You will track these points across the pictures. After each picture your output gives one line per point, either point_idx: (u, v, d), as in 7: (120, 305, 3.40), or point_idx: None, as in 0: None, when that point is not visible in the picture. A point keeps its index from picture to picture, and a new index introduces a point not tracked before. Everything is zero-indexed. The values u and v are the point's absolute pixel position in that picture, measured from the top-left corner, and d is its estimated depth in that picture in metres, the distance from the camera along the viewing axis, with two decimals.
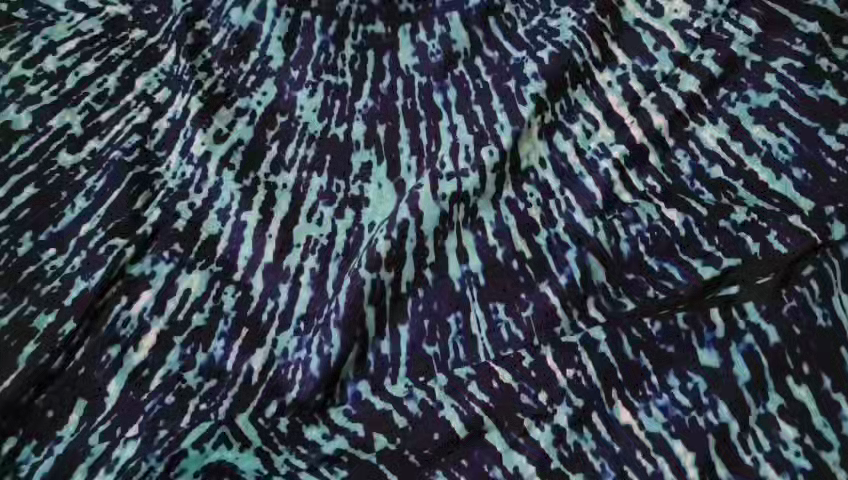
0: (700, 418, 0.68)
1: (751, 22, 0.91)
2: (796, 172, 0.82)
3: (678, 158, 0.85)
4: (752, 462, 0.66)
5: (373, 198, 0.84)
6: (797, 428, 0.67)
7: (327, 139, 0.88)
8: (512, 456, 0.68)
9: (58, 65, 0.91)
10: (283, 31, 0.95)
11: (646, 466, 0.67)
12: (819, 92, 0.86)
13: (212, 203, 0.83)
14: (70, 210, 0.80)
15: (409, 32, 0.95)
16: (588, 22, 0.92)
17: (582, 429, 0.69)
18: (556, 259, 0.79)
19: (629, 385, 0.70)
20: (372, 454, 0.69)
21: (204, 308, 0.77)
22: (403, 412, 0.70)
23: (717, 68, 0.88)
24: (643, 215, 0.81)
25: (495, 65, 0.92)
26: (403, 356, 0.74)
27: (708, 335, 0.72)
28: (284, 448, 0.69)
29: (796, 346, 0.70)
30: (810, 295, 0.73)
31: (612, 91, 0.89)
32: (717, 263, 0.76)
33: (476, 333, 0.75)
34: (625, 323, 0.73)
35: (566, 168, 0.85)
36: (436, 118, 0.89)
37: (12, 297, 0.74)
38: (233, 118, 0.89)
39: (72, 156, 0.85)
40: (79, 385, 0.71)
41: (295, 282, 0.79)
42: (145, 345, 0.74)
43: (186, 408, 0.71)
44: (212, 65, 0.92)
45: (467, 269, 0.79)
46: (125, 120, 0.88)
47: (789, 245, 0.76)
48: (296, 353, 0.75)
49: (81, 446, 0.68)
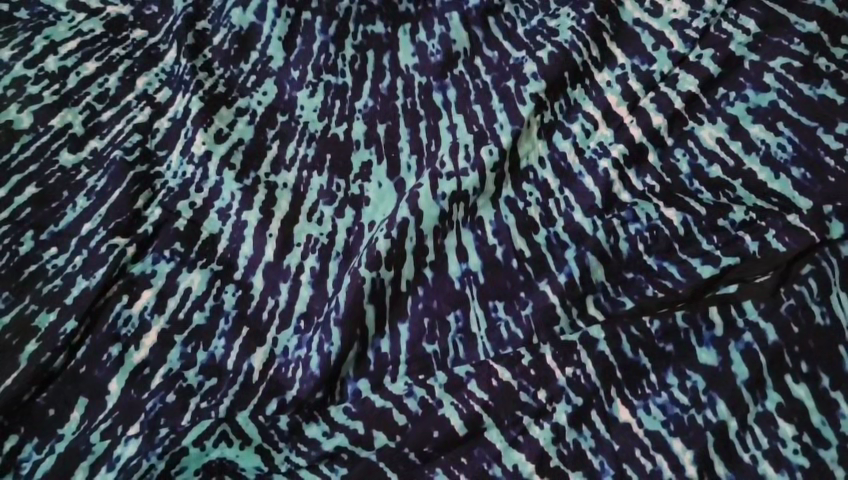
0: (699, 417, 0.68)
1: (749, 22, 0.91)
2: (795, 171, 0.82)
3: (677, 157, 0.86)
4: (750, 460, 0.66)
5: (373, 197, 0.84)
6: (795, 427, 0.67)
7: (328, 138, 0.88)
8: (511, 454, 0.68)
9: (59, 65, 0.91)
10: (283, 31, 0.95)
11: (645, 464, 0.67)
12: (817, 91, 0.86)
13: (212, 202, 0.83)
14: (72, 210, 0.81)
15: (408, 32, 0.96)
16: (587, 22, 0.92)
17: (582, 428, 0.69)
18: (555, 258, 0.79)
19: (628, 384, 0.70)
20: (372, 452, 0.69)
21: (205, 307, 0.77)
22: (403, 410, 0.71)
23: (716, 68, 0.89)
24: (642, 214, 0.81)
25: (494, 65, 0.92)
26: (403, 355, 0.75)
27: (707, 333, 0.72)
28: (284, 446, 0.70)
29: (794, 345, 0.71)
30: (809, 294, 0.73)
31: (610, 90, 0.89)
32: (715, 263, 0.77)
33: (476, 331, 0.76)
34: (624, 323, 0.73)
35: (566, 167, 0.85)
36: (436, 118, 0.89)
37: (13, 296, 0.74)
38: (234, 118, 0.89)
39: (73, 156, 0.85)
40: (79, 384, 0.71)
41: (295, 281, 0.79)
42: (146, 344, 0.74)
43: (186, 406, 0.71)
44: (213, 64, 0.93)
45: (467, 268, 0.79)
46: (126, 119, 0.88)
47: (788, 245, 0.77)
48: (297, 351, 0.75)
49: (82, 444, 0.68)
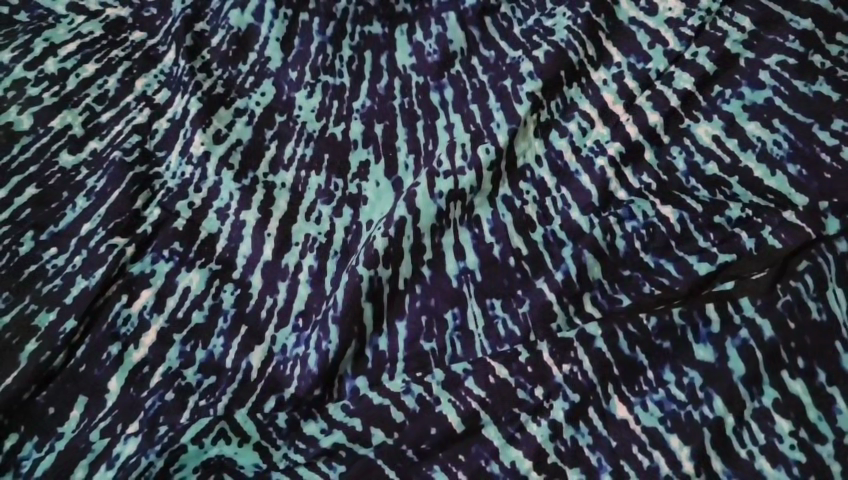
0: (695, 412, 0.68)
1: (745, 19, 0.92)
2: (791, 167, 0.83)
3: (674, 154, 0.86)
4: (746, 456, 0.66)
5: (371, 196, 0.85)
6: (792, 422, 0.67)
7: (325, 138, 0.89)
8: (509, 450, 0.68)
9: (59, 67, 0.92)
10: (281, 31, 0.95)
11: (642, 461, 0.67)
12: (813, 88, 0.87)
13: (211, 202, 0.83)
14: (71, 210, 0.81)
15: (405, 32, 0.96)
16: (583, 21, 0.93)
17: (579, 424, 0.69)
18: (552, 256, 0.80)
19: (625, 381, 0.71)
20: (370, 449, 0.69)
21: (203, 306, 0.77)
22: (401, 407, 0.71)
23: (711, 65, 0.89)
24: (639, 212, 0.82)
25: (491, 65, 0.93)
26: (401, 353, 0.75)
27: (704, 330, 0.72)
28: (283, 443, 0.70)
29: (791, 341, 0.71)
30: (805, 290, 0.73)
31: (607, 89, 0.90)
32: (712, 260, 0.77)
33: (474, 329, 0.76)
34: (621, 320, 0.73)
35: (563, 165, 0.86)
36: (433, 117, 0.90)
37: (13, 296, 0.75)
38: (232, 119, 0.90)
39: (73, 157, 0.86)
40: (78, 382, 0.72)
41: (294, 280, 0.79)
42: (146, 343, 0.75)
43: (185, 404, 0.72)
44: (212, 65, 0.94)
45: (464, 266, 0.80)
46: (126, 120, 0.89)
47: (785, 242, 0.77)
48: (295, 349, 0.76)
49: (82, 442, 0.68)
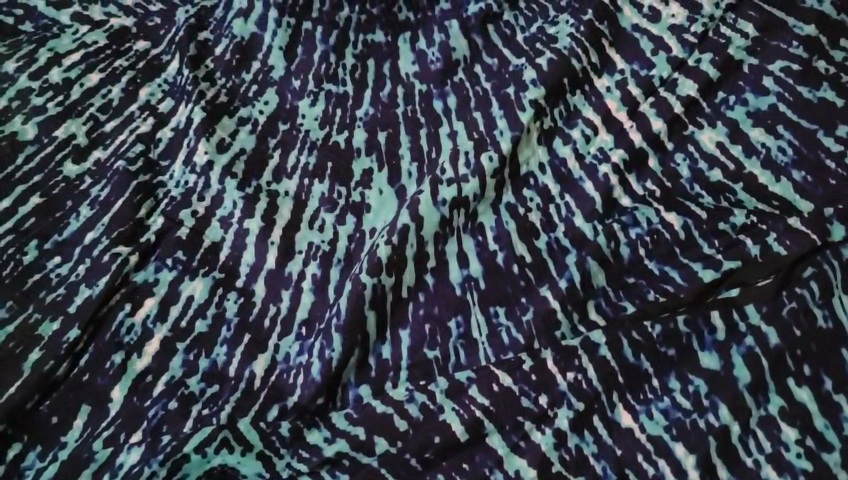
0: (700, 420, 0.68)
1: (747, 26, 0.92)
2: (795, 174, 0.82)
3: (678, 161, 0.85)
4: (753, 464, 0.66)
5: (374, 204, 0.85)
6: (798, 430, 0.67)
7: (329, 146, 0.89)
8: (513, 459, 0.68)
9: (63, 77, 0.92)
10: (284, 41, 0.96)
11: (647, 469, 0.66)
12: (817, 94, 0.86)
13: (214, 211, 0.83)
14: (75, 219, 0.82)
15: (408, 41, 0.97)
16: (586, 28, 0.93)
17: (583, 433, 0.68)
18: (556, 263, 0.79)
19: (630, 389, 0.70)
20: (373, 457, 0.68)
21: (206, 315, 0.77)
22: (404, 415, 0.70)
23: (715, 71, 0.89)
24: (643, 219, 0.82)
25: (494, 72, 0.93)
26: (404, 361, 0.75)
27: (708, 337, 0.72)
28: (286, 452, 0.69)
29: (796, 348, 0.70)
30: (810, 297, 0.73)
31: (610, 96, 0.89)
32: (716, 267, 0.77)
33: (477, 336, 0.76)
34: (625, 327, 0.73)
35: (566, 173, 0.85)
36: (436, 125, 0.90)
37: (16, 305, 0.75)
38: (236, 127, 0.90)
39: (76, 165, 0.86)
40: (82, 391, 0.71)
41: (297, 288, 0.79)
42: (149, 351, 0.74)
43: (188, 413, 0.71)
44: (215, 74, 0.94)
45: (468, 274, 0.79)
46: (130, 129, 0.89)
47: (789, 247, 0.76)
48: (298, 357, 0.75)
49: (85, 451, 0.68)
